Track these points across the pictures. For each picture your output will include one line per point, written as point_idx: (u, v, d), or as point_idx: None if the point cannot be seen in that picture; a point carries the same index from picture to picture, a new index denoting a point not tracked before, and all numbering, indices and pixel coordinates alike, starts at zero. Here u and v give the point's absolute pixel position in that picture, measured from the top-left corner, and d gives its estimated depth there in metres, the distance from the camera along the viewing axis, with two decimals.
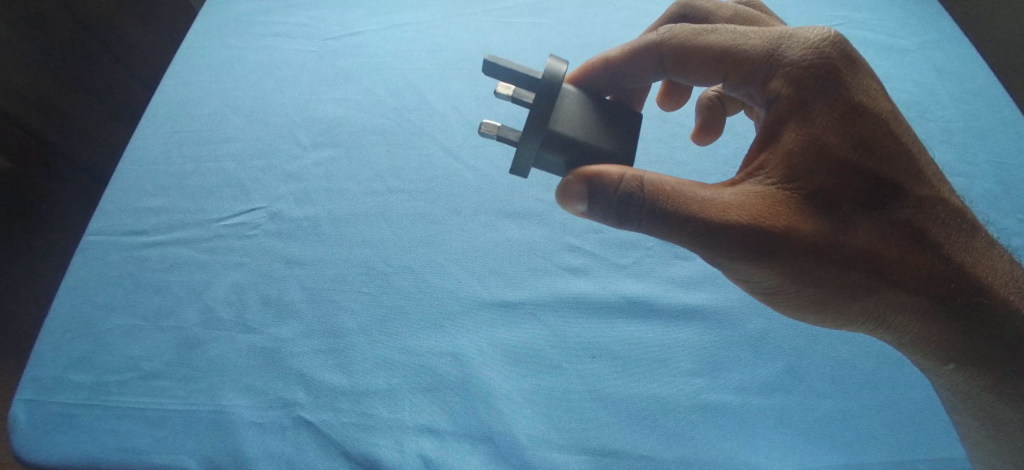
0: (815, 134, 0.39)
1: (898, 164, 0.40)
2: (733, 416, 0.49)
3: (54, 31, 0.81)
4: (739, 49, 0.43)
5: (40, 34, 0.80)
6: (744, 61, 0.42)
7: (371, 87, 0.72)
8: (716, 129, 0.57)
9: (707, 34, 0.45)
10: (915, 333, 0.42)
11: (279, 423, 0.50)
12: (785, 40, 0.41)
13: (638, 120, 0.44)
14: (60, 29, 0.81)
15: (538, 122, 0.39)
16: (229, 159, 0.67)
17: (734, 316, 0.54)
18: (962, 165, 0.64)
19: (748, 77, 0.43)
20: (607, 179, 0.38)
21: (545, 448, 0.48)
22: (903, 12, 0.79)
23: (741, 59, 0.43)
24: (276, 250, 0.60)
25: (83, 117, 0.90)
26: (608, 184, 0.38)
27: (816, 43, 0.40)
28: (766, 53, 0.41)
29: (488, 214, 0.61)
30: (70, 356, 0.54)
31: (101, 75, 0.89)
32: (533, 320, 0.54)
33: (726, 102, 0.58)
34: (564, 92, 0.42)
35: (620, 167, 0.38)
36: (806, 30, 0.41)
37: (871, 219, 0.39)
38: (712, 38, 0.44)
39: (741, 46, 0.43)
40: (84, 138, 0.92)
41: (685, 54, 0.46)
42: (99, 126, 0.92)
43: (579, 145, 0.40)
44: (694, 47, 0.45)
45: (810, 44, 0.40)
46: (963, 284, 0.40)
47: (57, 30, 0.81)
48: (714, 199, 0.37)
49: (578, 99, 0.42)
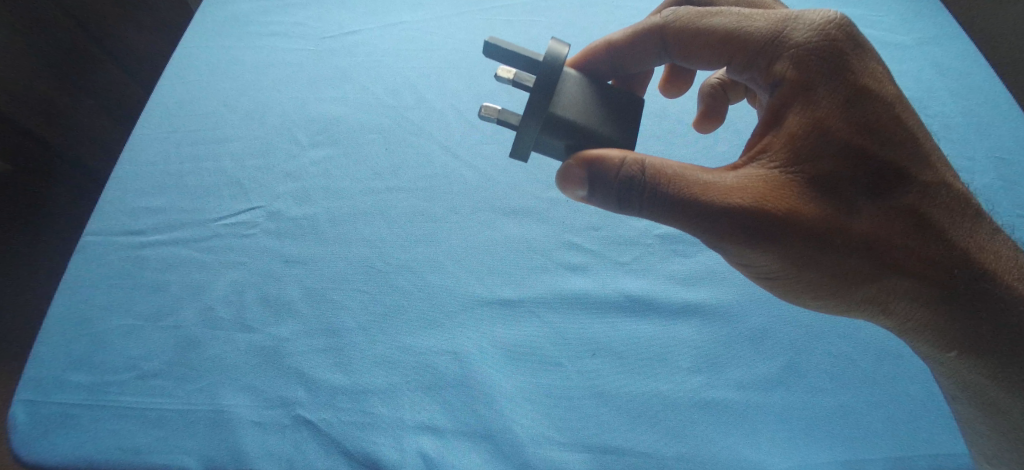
0: (820, 117, 0.39)
1: (903, 149, 0.40)
2: (732, 413, 0.49)
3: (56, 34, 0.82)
4: (744, 31, 0.43)
5: (40, 34, 0.80)
6: (749, 42, 0.42)
7: (370, 86, 0.72)
8: (717, 117, 0.58)
9: (712, 17, 0.45)
10: (917, 319, 0.42)
11: (280, 422, 0.50)
12: (790, 22, 0.41)
13: (641, 104, 0.43)
14: (59, 29, 0.82)
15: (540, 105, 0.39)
16: (228, 158, 0.66)
17: (734, 313, 0.54)
18: (961, 160, 0.64)
19: (753, 59, 0.43)
20: (610, 162, 0.38)
21: (545, 445, 0.48)
22: (901, 8, 0.79)
23: (745, 40, 0.43)
24: (276, 249, 0.60)
25: (84, 123, 0.90)
26: (611, 168, 0.38)
27: (822, 25, 0.40)
28: (772, 35, 0.41)
29: (488, 212, 0.61)
30: (69, 356, 0.54)
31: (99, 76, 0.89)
32: (533, 317, 0.54)
33: (728, 92, 0.57)
34: (566, 76, 0.42)
35: (623, 151, 0.38)
36: (811, 13, 0.41)
37: (874, 203, 0.39)
38: (717, 20, 0.44)
39: (746, 29, 0.42)
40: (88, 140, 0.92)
41: (690, 36, 0.46)
42: (94, 126, 0.92)
43: (580, 131, 0.40)
44: (700, 29, 0.45)
45: (816, 26, 0.40)
46: (967, 270, 0.40)
47: (57, 30, 0.81)
48: (718, 183, 0.37)
49: (580, 84, 0.42)
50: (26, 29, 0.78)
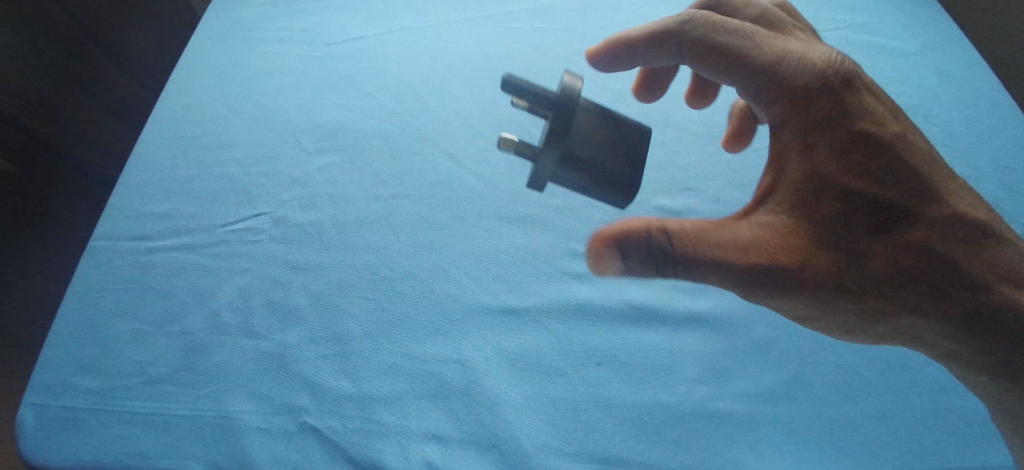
0: (811, 159, 0.47)
1: (889, 179, 0.46)
2: (737, 423, 0.49)
3: (55, 35, 0.82)
4: (752, 48, 0.51)
5: (36, 34, 0.80)
6: (756, 58, 0.50)
7: (375, 92, 0.72)
8: (744, 137, 0.62)
9: (731, 30, 0.52)
10: (927, 333, 0.46)
11: (286, 430, 0.50)
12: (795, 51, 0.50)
13: (643, 139, 0.53)
14: (57, 29, 0.82)
15: (561, 130, 0.46)
16: (233, 164, 0.67)
17: (738, 323, 0.54)
18: (965, 169, 0.63)
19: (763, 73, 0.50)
20: (635, 236, 0.42)
21: (550, 454, 0.48)
22: (904, 15, 0.79)
23: (757, 54, 0.50)
24: (281, 255, 0.60)
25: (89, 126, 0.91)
26: (636, 240, 0.42)
27: (824, 56, 0.50)
28: (776, 55, 0.50)
29: (492, 219, 0.62)
30: (77, 362, 0.54)
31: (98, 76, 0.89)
32: (537, 326, 0.54)
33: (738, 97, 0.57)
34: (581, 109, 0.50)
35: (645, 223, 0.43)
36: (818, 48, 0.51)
37: (873, 239, 0.45)
38: (734, 29, 0.52)
39: (756, 43, 0.51)
40: (80, 138, 0.91)
41: (714, 42, 0.52)
42: (93, 126, 0.92)
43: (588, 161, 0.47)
44: (720, 33, 0.52)
45: (818, 57, 0.50)
46: (960, 278, 0.44)
47: (52, 29, 0.81)
48: (735, 241, 0.43)
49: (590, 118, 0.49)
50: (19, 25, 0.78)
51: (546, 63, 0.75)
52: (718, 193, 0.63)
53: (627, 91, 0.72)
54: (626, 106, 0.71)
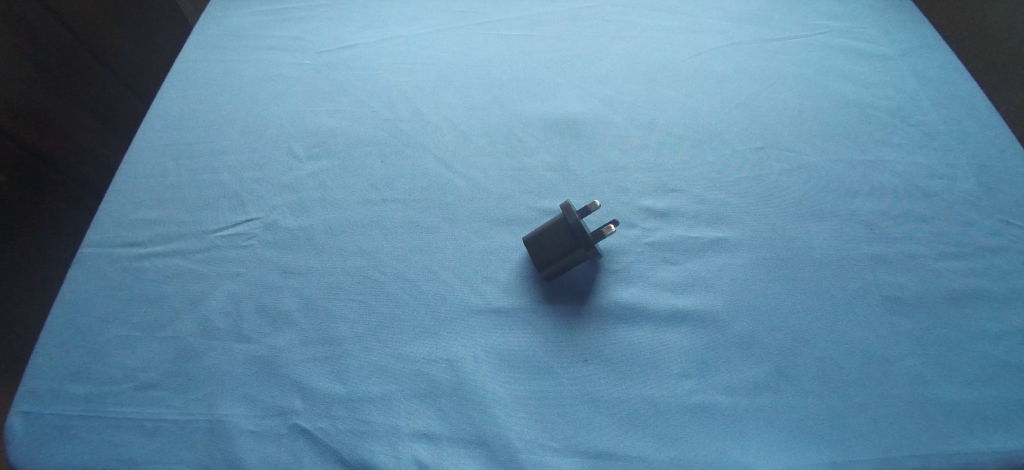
0: None
1: None
2: (720, 417, 0.50)
3: (94, 49, 1.05)
4: None
5: (97, 55, 1.06)
6: None
7: (365, 100, 0.74)
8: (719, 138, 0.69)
9: None
10: None
11: (277, 432, 0.51)
12: None
13: (596, 153, 0.68)
14: (95, 44, 1.04)
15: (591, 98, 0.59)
16: (225, 171, 0.67)
17: (722, 319, 0.55)
18: (944, 168, 0.65)
19: None
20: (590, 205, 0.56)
21: (538, 451, 0.49)
22: (883, 20, 0.81)
23: None
24: (273, 261, 0.60)
25: (72, 119, 1.03)
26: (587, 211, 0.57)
27: None
28: None
29: (482, 222, 0.62)
30: (67, 368, 0.54)
31: (95, 80, 1.06)
32: (526, 325, 0.55)
33: (640, 122, 0.70)
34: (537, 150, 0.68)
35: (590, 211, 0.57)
36: None
37: None
38: None
39: None
40: (87, 155, 1.09)
41: None
42: (91, 139, 1.08)
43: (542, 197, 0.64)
44: None
45: None
46: None
47: (98, 47, 1.05)
48: None
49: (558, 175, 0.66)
50: (100, 57, 1.06)
51: (533, 69, 0.77)
52: (703, 193, 0.64)
53: (614, 95, 0.73)
54: (613, 109, 0.72)
